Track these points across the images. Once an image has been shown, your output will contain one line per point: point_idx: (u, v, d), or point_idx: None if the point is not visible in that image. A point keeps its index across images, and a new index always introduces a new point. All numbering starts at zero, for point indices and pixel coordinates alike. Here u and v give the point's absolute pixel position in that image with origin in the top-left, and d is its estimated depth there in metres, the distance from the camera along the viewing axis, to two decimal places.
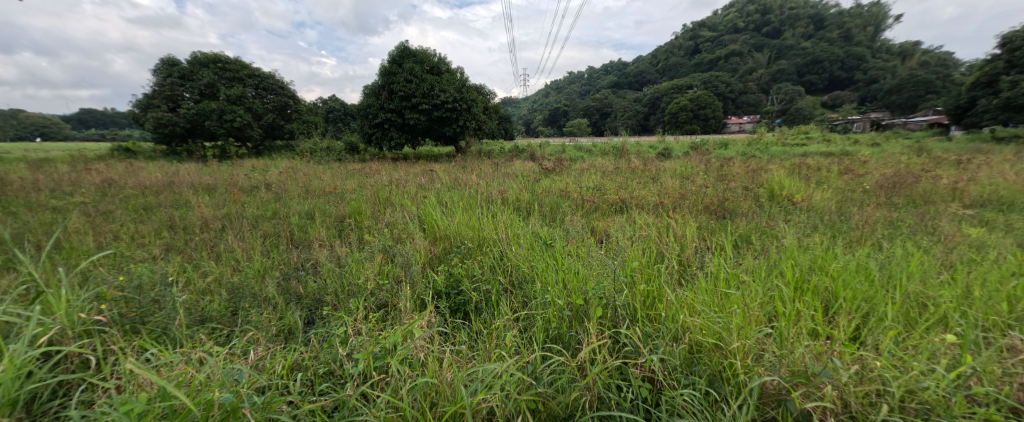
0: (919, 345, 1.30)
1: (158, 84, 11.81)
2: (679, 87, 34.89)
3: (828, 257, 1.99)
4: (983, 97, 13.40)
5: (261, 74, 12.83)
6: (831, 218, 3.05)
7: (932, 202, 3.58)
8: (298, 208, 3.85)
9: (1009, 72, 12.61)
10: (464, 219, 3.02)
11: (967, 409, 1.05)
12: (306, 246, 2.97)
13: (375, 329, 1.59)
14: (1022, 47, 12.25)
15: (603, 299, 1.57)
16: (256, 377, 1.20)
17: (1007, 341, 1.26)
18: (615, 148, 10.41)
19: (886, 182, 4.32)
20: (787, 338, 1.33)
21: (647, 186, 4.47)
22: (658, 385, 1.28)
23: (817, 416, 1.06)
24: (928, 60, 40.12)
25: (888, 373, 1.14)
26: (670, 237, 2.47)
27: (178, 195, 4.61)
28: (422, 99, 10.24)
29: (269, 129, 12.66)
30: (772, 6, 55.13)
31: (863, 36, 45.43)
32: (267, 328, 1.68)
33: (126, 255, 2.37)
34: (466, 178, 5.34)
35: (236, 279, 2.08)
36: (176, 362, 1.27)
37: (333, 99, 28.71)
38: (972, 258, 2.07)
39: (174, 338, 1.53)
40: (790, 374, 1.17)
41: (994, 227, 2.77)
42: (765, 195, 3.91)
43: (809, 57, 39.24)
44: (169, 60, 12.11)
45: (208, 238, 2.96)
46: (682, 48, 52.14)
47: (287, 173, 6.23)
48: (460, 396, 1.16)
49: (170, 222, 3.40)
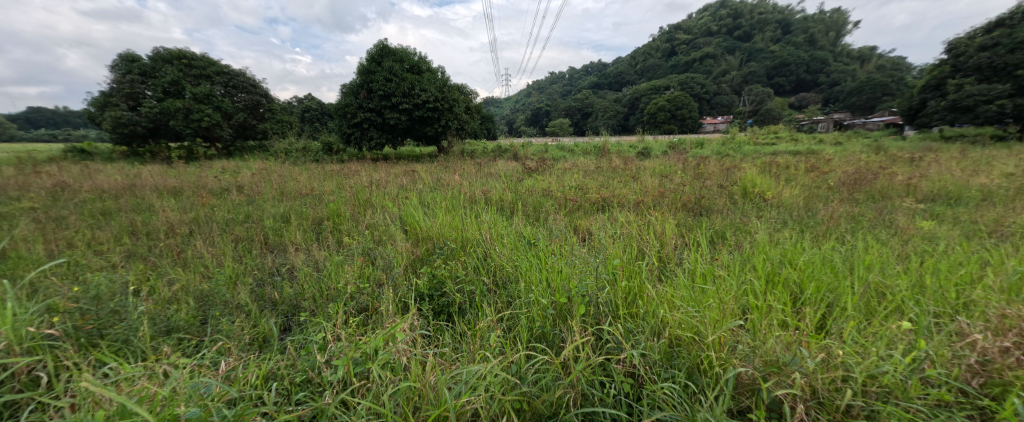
0: (878, 332, 1.38)
1: (117, 81, 11.11)
2: (657, 87, 35.74)
3: (796, 251, 2.10)
4: (932, 98, 14.19)
5: (230, 71, 12.24)
6: (800, 214, 3.20)
7: (888, 198, 3.82)
8: (272, 211, 3.72)
9: (954, 76, 13.60)
10: (447, 220, 2.99)
11: (921, 391, 1.13)
12: (281, 251, 2.87)
13: (355, 334, 1.56)
14: (966, 53, 13.24)
15: (586, 297, 1.60)
16: (225, 389, 1.15)
17: (956, 326, 1.36)
18: (596, 148, 10.55)
19: (848, 179, 4.58)
20: (759, 330, 1.39)
21: (628, 185, 4.57)
22: (640, 379, 1.31)
23: (788, 402, 1.11)
24: (885, 64, 42.75)
25: (851, 360, 1.19)
26: (650, 234, 2.53)
27: (141, 198, 4.36)
28: (402, 99, 10.07)
29: (240, 129, 12.12)
30: (744, 11, 57.40)
31: (826, 41, 48.02)
32: (240, 337, 1.61)
33: (81, 264, 2.22)
34: (448, 179, 5.25)
35: (205, 286, 1.99)
36: (139, 376, 1.21)
37: (308, 99, 27.89)
38: (924, 248, 2.22)
39: (137, 350, 1.44)
40: (763, 364, 1.21)
41: (943, 220, 2.98)
42: (738, 192, 4.05)
43: (777, 60, 41.08)
44: (128, 55, 11.40)
45: (175, 244, 2.81)
46: (659, 50, 53.55)
47: (260, 175, 6.00)
48: (444, 399, 1.15)
49: (131, 228, 3.21)
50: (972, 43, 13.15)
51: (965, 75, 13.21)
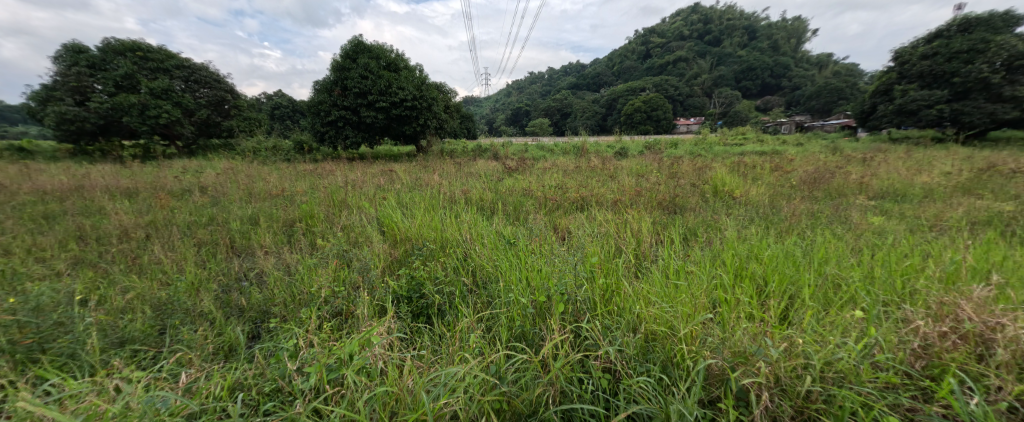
0: (835, 321, 1.47)
1: (61, 74, 10.25)
2: (632, 89, 36.61)
3: (762, 246, 2.21)
4: (881, 103, 15.36)
5: (191, 65, 11.54)
6: (765, 211, 3.37)
7: (843, 195, 4.08)
8: (239, 213, 3.54)
9: (900, 82, 14.69)
10: (426, 221, 2.95)
11: (871, 375, 1.21)
12: (249, 255, 2.74)
13: (328, 339, 1.51)
14: (910, 61, 14.34)
15: (564, 295, 1.62)
16: (184, 402, 1.08)
17: (901, 314, 1.48)
18: (575, 148, 10.69)
19: (808, 178, 4.86)
20: (728, 322, 1.46)
21: (606, 184, 4.65)
22: (617, 374, 1.34)
23: (754, 391, 1.16)
24: (840, 70, 45.63)
25: (810, 348, 1.26)
26: (627, 232, 2.59)
27: (90, 201, 4.04)
28: (377, 97, 9.83)
29: (202, 127, 11.47)
30: (713, 17, 59.75)
31: (788, 47, 50.70)
32: (203, 347, 1.52)
33: (19, 273, 2.04)
34: (427, 178, 5.18)
35: (163, 294, 1.86)
36: (85, 393, 1.12)
37: (278, 96, 26.77)
38: (875, 242, 2.39)
39: (85, 365, 1.34)
40: (731, 355, 1.27)
41: (892, 216, 3.21)
42: (709, 191, 4.21)
43: (744, 65, 43.05)
44: (74, 46, 10.54)
45: (129, 249, 2.62)
46: (635, 53, 54.90)
47: (226, 175, 5.70)
48: (421, 402, 1.13)
49: (78, 233, 2.97)
50: (916, 52, 14.25)
51: (910, 81, 14.28)
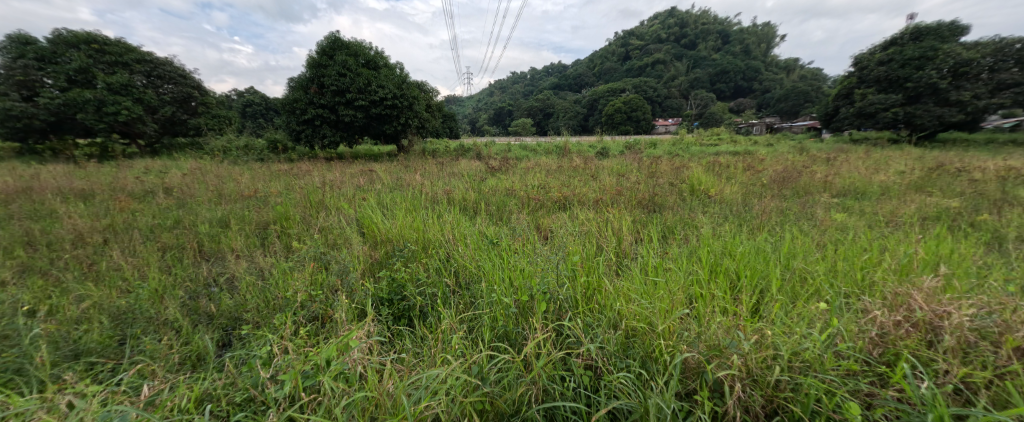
0: (802, 313, 1.55)
1: (6, 66, 9.48)
2: (612, 90, 37.23)
3: (735, 243, 2.30)
4: (843, 106, 16.26)
5: (154, 59, 10.92)
6: (738, 209, 3.50)
7: (810, 193, 4.29)
8: (208, 215, 3.38)
9: (860, 86, 15.58)
10: (407, 221, 2.90)
11: (835, 363, 1.28)
12: (219, 259, 2.61)
13: (305, 345, 1.46)
14: (869, 66, 15.24)
15: (546, 294, 1.63)
16: (146, 416, 1.02)
17: (861, 304, 1.57)
18: (556, 147, 10.77)
19: (778, 177, 5.08)
20: (703, 317, 1.51)
21: (588, 183, 4.71)
22: (598, 371, 1.36)
23: (728, 382, 1.21)
24: (806, 75, 47.96)
25: (779, 339, 1.32)
26: (608, 231, 2.63)
27: (41, 203, 3.76)
28: (355, 95, 9.59)
29: (167, 124, 10.87)
30: (689, 21, 61.56)
31: (758, 52, 52.85)
32: (168, 356, 1.45)
33: None
34: (408, 178, 5.09)
35: (123, 302, 1.76)
36: (33, 411, 1.05)
37: (250, 93, 25.68)
38: (838, 237, 2.52)
39: (34, 380, 1.25)
40: (706, 348, 1.31)
41: (853, 212, 3.40)
42: (687, 190, 4.34)
43: (718, 68, 44.59)
44: (20, 36, 9.77)
45: (84, 255, 2.46)
46: (614, 54, 55.86)
47: (193, 176, 5.42)
48: (402, 406, 1.11)
49: (26, 238, 2.75)
50: (873, 58, 15.15)
51: (868, 85, 15.17)
